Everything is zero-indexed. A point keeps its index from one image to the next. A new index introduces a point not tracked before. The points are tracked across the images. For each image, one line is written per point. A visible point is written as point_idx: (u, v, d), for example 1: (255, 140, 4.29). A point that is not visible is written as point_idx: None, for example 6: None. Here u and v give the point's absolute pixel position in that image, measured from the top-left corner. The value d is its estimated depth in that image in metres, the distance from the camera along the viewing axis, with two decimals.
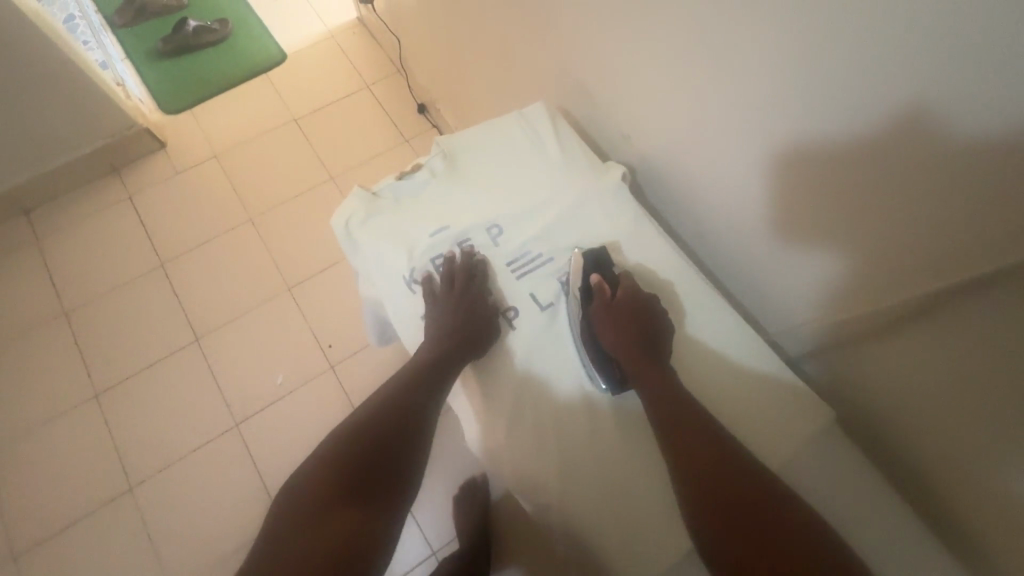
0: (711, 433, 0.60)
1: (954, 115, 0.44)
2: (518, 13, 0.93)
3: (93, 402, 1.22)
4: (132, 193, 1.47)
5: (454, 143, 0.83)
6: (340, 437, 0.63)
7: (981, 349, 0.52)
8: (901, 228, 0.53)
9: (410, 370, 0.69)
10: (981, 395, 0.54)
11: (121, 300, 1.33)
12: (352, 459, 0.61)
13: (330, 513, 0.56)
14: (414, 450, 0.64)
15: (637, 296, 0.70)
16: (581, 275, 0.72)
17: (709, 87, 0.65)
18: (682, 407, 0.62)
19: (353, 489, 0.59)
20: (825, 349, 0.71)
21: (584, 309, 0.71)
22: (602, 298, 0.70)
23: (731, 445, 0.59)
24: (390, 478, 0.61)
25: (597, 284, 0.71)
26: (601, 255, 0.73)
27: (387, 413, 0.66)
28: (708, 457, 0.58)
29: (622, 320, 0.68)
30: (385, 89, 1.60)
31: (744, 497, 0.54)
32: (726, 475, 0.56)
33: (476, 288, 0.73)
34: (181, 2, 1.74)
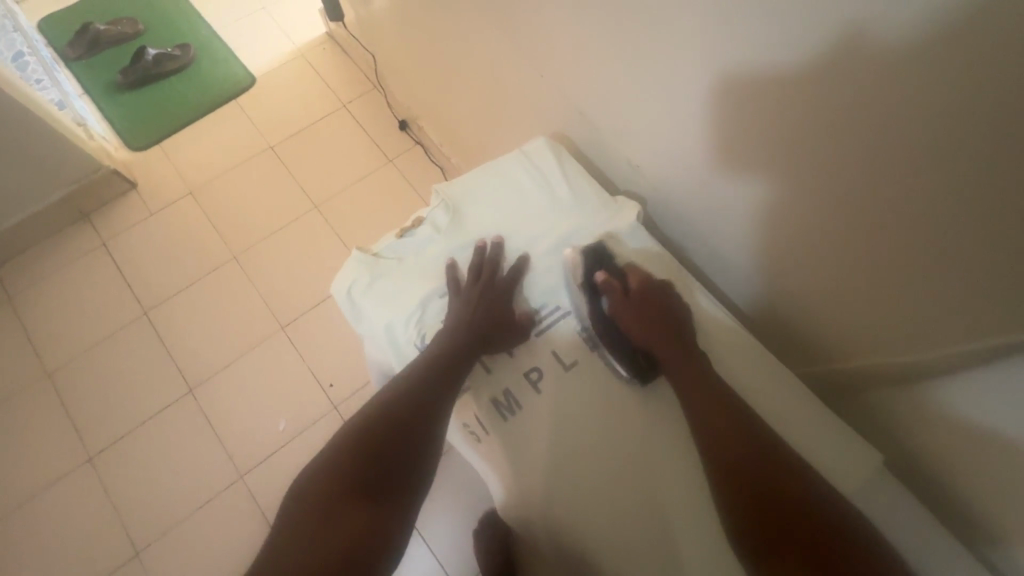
0: (760, 459, 0.53)
1: (982, 147, 0.40)
2: (500, 33, 0.88)
3: (87, 466, 1.17)
4: (106, 239, 1.39)
5: (454, 191, 0.79)
6: (348, 433, 0.59)
7: (994, 364, 0.49)
8: (930, 254, 0.49)
9: (420, 361, 0.65)
10: (1003, 410, 0.51)
11: (106, 355, 1.27)
12: (360, 459, 0.56)
13: (335, 515, 0.52)
14: (424, 452, 0.59)
15: (651, 288, 0.68)
16: (584, 272, 0.70)
17: (712, 116, 0.61)
18: (728, 430, 0.55)
19: (361, 491, 0.54)
20: (856, 385, 0.67)
21: (597, 307, 0.68)
22: (616, 292, 0.68)
23: (784, 471, 0.52)
24: (403, 473, 0.57)
25: (605, 281, 0.68)
26: (599, 250, 0.71)
27: (401, 402, 0.61)
28: (751, 488, 0.52)
29: (637, 310, 0.66)
30: (363, 107, 1.54)
31: (788, 536, 0.49)
32: (760, 479, 0.52)
33: (507, 285, 0.71)
34: (137, 29, 1.65)
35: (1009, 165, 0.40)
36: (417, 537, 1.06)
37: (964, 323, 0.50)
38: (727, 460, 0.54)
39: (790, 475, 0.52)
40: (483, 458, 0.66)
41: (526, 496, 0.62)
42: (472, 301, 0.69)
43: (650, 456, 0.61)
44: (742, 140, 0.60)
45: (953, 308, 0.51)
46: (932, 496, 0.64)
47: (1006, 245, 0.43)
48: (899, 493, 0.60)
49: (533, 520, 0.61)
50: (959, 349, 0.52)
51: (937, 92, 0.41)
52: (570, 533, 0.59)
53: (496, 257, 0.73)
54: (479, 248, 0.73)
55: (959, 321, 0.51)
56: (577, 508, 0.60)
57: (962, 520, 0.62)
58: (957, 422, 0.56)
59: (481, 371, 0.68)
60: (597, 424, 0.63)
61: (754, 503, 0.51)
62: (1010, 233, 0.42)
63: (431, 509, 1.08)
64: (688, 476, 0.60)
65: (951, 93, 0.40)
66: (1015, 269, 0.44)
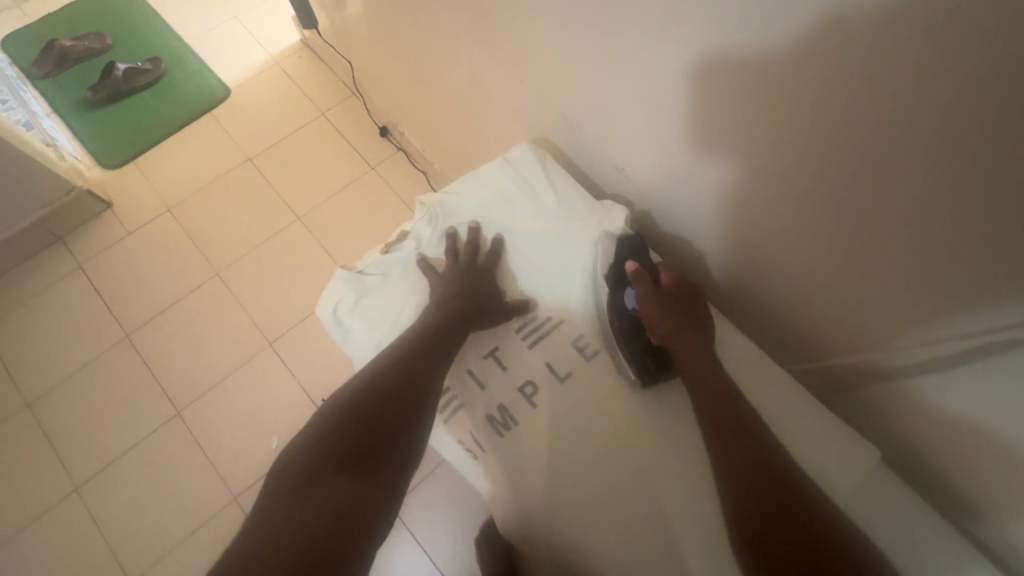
0: (767, 469, 0.52)
1: (967, 137, 0.40)
2: (477, 37, 0.87)
3: (74, 496, 1.14)
4: (83, 261, 1.36)
5: (438, 201, 0.78)
6: (332, 411, 0.56)
7: (986, 352, 0.49)
8: (919, 246, 0.49)
9: (403, 340, 0.64)
10: (998, 396, 0.51)
11: (89, 381, 1.24)
12: (346, 434, 0.54)
13: (320, 485, 0.49)
14: (414, 429, 0.57)
15: (685, 287, 0.66)
16: (614, 260, 0.69)
17: (694, 114, 0.60)
18: (733, 439, 0.55)
19: (347, 465, 0.51)
20: (848, 382, 0.67)
21: (620, 300, 0.67)
22: (646, 288, 0.66)
23: (788, 483, 0.52)
24: (392, 443, 0.55)
25: (636, 271, 0.67)
26: (636, 241, 0.70)
27: (387, 375, 0.60)
28: (759, 500, 0.51)
29: (669, 303, 0.65)
30: (342, 115, 1.51)
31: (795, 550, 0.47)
32: (758, 478, 0.52)
33: (487, 264, 0.73)
34: (105, 44, 1.61)
35: (1007, 159, 0.39)
36: (416, 550, 1.05)
37: (958, 320, 0.50)
38: (734, 470, 0.53)
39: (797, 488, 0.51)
40: (482, 474, 0.64)
41: (527, 512, 0.61)
42: (453, 281, 0.70)
43: (652, 464, 0.60)
44: (728, 142, 0.59)
45: (950, 304, 0.50)
46: (934, 490, 0.64)
47: (1004, 240, 0.43)
48: (901, 488, 0.59)
49: (535, 536, 0.60)
50: (956, 345, 0.51)
51: (929, 88, 0.40)
52: (574, 548, 0.58)
53: (474, 240, 0.74)
54: (451, 235, 0.74)
55: (953, 317, 0.51)
56: (580, 521, 0.59)
57: (965, 513, 0.61)
58: (951, 411, 0.56)
59: (475, 388, 0.67)
60: (596, 434, 0.62)
61: (767, 512, 0.50)
62: (1009, 227, 0.42)
63: (429, 520, 1.07)
64: (692, 483, 0.59)
65: (943, 89, 0.39)
66: (1004, 255, 0.43)
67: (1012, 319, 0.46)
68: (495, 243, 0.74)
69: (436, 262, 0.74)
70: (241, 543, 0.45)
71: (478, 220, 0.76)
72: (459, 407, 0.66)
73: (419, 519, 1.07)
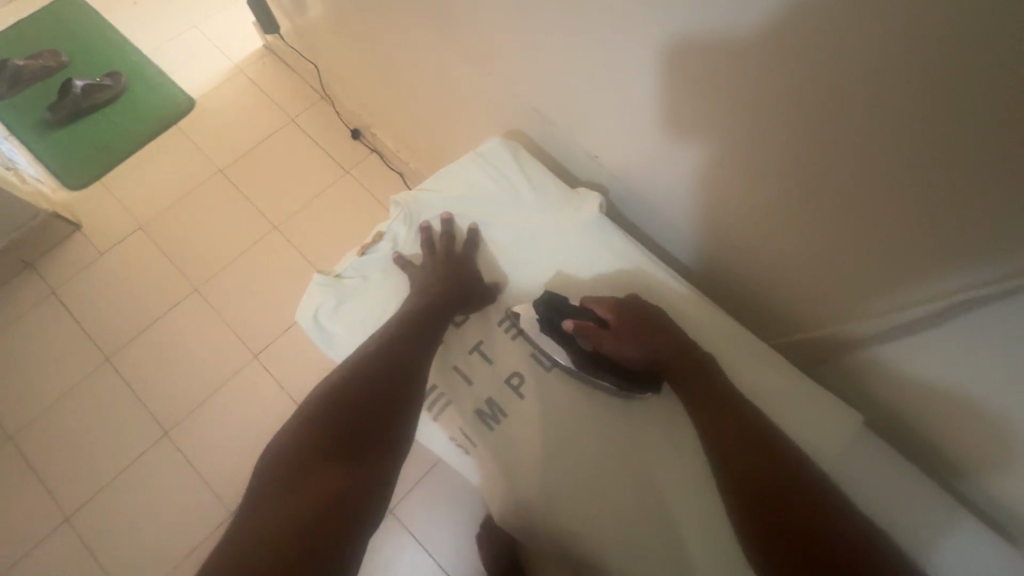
0: (761, 446, 0.54)
1: (927, 99, 0.41)
2: (441, 31, 0.86)
3: (65, 526, 1.11)
4: (55, 287, 1.32)
5: (412, 197, 0.78)
6: (319, 403, 0.56)
7: (957, 309, 0.50)
8: (888, 210, 0.50)
9: (385, 331, 0.64)
10: (972, 352, 0.52)
11: (71, 408, 1.21)
12: (335, 425, 0.53)
13: (312, 475, 0.49)
14: (403, 418, 0.57)
15: (625, 309, 0.63)
16: (550, 328, 0.64)
17: (659, 93, 0.60)
18: (727, 417, 0.56)
19: (336, 457, 0.51)
20: (826, 351, 0.68)
21: (581, 354, 0.63)
22: (592, 333, 0.62)
23: (785, 477, 0.51)
24: (382, 431, 0.55)
25: (575, 328, 0.63)
26: (553, 298, 0.65)
27: (372, 365, 0.60)
28: (753, 474, 0.52)
29: (619, 340, 0.62)
30: (312, 119, 1.49)
31: (797, 550, 0.47)
32: (752, 445, 0.54)
33: (464, 255, 0.72)
34: (61, 61, 1.56)
35: (973, 122, 0.40)
36: (419, 551, 1.05)
37: (933, 284, 0.51)
38: (722, 454, 0.54)
39: (788, 474, 0.51)
40: (476, 470, 0.65)
41: (524, 504, 0.61)
42: (431, 275, 0.70)
43: (644, 448, 0.61)
44: (698, 122, 0.59)
45: (927, 270, 0.51)
46: (920, 452, 0.65)
47: (975, 203, 0.43)
48: (887, 450, 0.60)
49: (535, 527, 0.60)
50: (932, 307, 0.52)
51: (894, 55, 0.40)
52: (574, 538, 0.59)
53: (449, 232, 0.74)
54: (425, 230, 0.74)
55: (931, 282, 0.51)
56: (579, 511, 0.59)
57: (950, 471, 0.63)
58: (928, 369, 0.57)
59: (462, 383, 0.67)
60: (587, 423, 0.63)
61: (764, 477, 0.51)
62: (980, 191, 0.43)
63: (430, 520, 1.07)
64: (684, 462, 0.60)
65: (909, 56, 0.40)
66: (969, 214, 0.44)
67: (985, 279, 0.47)
68: (471, 234, 0.74)
69: (413, 259, 0.74)
70: (233, 538, 0.45)
71: (451, 213, 0.76)
72: (448, 404, 0.66)
73: (420, 520, 1.07)
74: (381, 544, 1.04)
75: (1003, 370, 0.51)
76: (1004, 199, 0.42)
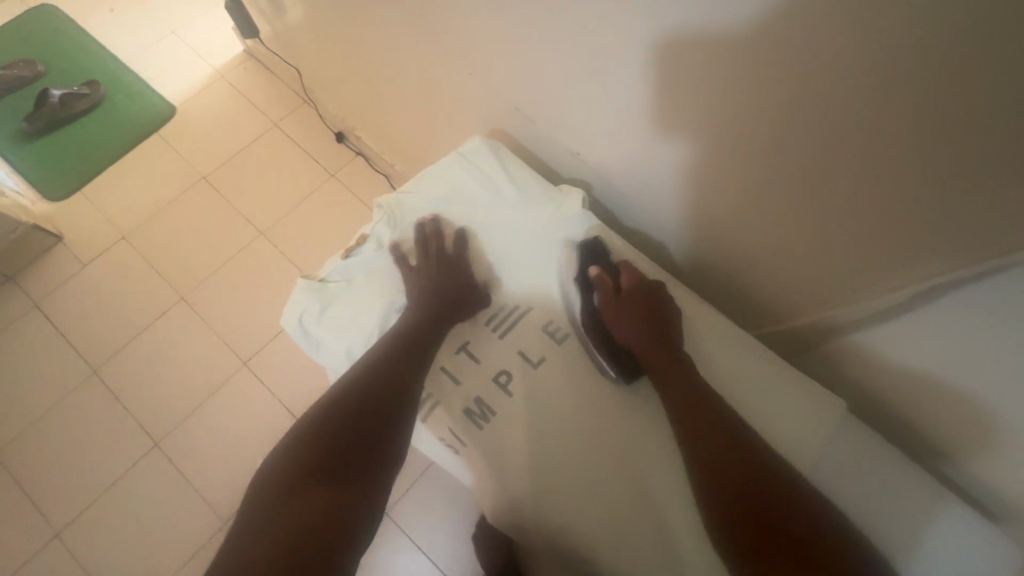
0: (734, 440, 0.55)
1: (899, 84, 0.41)
2: (422, 32, 0.86)
3: (55, 542, 1.10)
4: (38, 300, 1.30)
5: (395, 200, 0.77)
6: (313, 416, 0.56)
7: (930, 294, 0.52)
8: (866, 197, 0.51)
9: (382, 343, 0.64)
10: (944, 337, 0.54)
11: (58, 422, 1.19)
12: (327, 439, 0.54)
13: (303, 494, 0.49)
14: (398, 429, 0.57)
15: (642, 286, 0.66)
16: (580, 268, 0.70)
17: (640, 86, 0.61)
18: (703, 412, 0.57)
19: (329, 474, 0.51)
20: (807, 339, 0.69)
21: (587, 303, 0.68)
22: (605, 289, 0.67)
23: (768, 478, 0.52)
24: (377, 446, 0.55)
25: (597, 276, 0.68)
26: (596, 246, 0.70)
27: (368, 377, 0.60)
28: (729, 468, 0.53)
29: (627, 308, 0.66)
30: (295, 124, 1.48)
31: (778, 540, 0.48)
32: (728, 440, 0.55)
33: (459, 258, 0.72)
34: (37, 71, 1.54)
35: (942, 107, 0.40)
36: (417, 553, 1.05)
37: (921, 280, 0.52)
38: (703, 448, 0.55)
39: (765, 466, 0.53)
40: (467, 469, 0.65)
41: (516, 501, 0.61)
42: (430, 276, 0.70)
43: (632, 441, 0.62)
44: (677, 115, 0.60)
45: (913, 261, 0.52)
46: (903, 437, 0.66)
47: (952, 190, 0.44)
48: (870, 434, 0.61)
49: (529, 524, 0.60)
50: (908, 294, 0.54)
51: (866, 43, 0.41)
52: (567, 534, 0.59)
53: (439, 232, 0.74)
54: (421, 228, 0.74)
55: (917, 273, 0.52)
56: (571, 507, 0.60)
57: (935, 454, 0.64)
58: (904, 354, 0.59)
59: (450, 383, 0.67)
60: (577, 419, 0.63)
61: (741, 470, 0.53)
62: (956, 179, 0.43)
63: (426, 522, 1.07)
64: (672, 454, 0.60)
65: (879, 44, 0.40)
66: (943, 198, 0.45)
67: (956, 268, 0.49)
68: (461, 234, 0.74)
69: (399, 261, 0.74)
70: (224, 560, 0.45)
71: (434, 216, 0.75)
72: (436, 404, 0.66)
73: (416, 523, 1.07)
74: (379, 549, 1.04)
75: (977, 354, 0.52)
76: (979, 186, 0.43)
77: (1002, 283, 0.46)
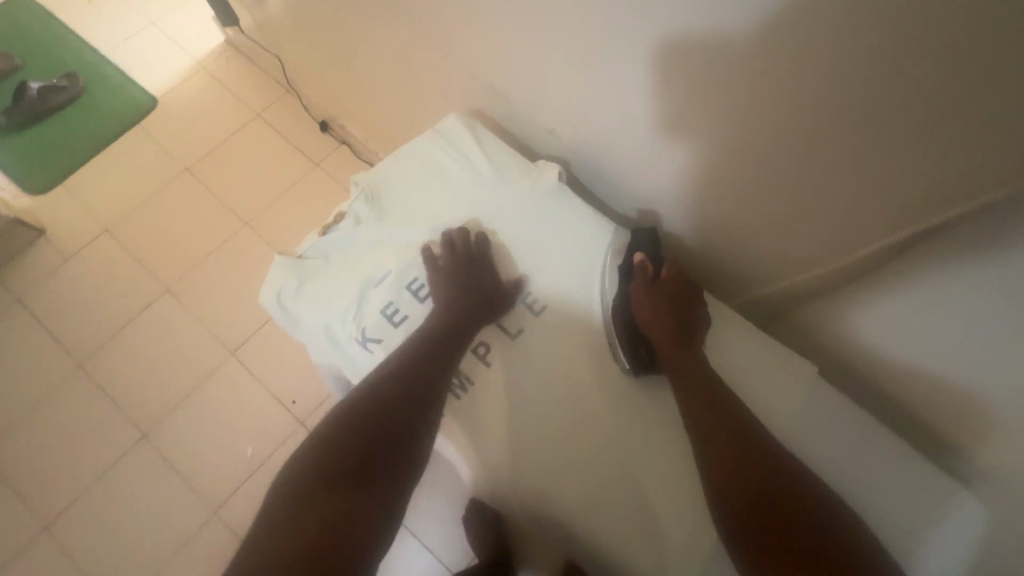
0: (729, 417, 0.57)
1: (858, 43, 0.43)
2: (399, 13, 0.85)
3: (44, 535, 1.10)
4: (20, 295, 1.29)
5: (372, 179, 0.77)
6: (341, 417, 0.57)
7: (893, 258, 0.55)
8: (833, 160, 0.52)
9: (409, 346, 0.64)
10: (899, 297, 0.57)
11: (44, 417, 1.19)
12: (351, 442, 0.54)
13: (326, 496, 0.50)
14: (419, 436, 0.58)
15: (682, 282, 0.68)
16: (624, 255, 0.71)
17: (614, 58, 0.61)
18: (705, 392, 0.59)
19: (351, 477, 0.52)
20: (779, 309, 0.72)
21: (623, 288, 0.69)
22: (644, 278, 0.68)
23: (750, 448, 0.55)
24: (399, 452, 0.56)
25: (641, 263, 0.69)
26: (647, 238, 0.72)
27: (393, 382, 0.60)
28: (724, 441, 0.55)
29: (666, 297, 0.67)
30: (278, 114, 1.47)
31: (764, 505, 0.51)
32: (724, 419, 0.57)
33: (484, 258, 0.71)
34: (14, 64, 1.52)
35: (898, 64, 0.42)
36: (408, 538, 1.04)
37: (908, 257, 0.53)
38: (703, 426, 0.57)
39: (754, 440, 0.55)
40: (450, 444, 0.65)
41: (498, 473, 0.62)
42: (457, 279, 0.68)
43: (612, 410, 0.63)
44: (649, 85, 0.60)
45: (920, 252, 0.52)
46: (890, 413, 0.68)
47: (912, 149, 0.46)
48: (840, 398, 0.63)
49: (511, 496, 0.61)
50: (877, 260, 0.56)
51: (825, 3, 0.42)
52: (549, 504, 0.60)
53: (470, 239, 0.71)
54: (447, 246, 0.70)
55: (921, 263, 0.53)
56: (560, 479, 0.60)
57: (907, 417, 0.66)
58: (874, 320, 0.61)
59: None
60: (558, 389, 0.65)
61: (735, 443, 0.55)
62: (920, 138, 0.45)
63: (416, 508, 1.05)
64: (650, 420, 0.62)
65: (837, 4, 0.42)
66: (904, 156, 0.47)
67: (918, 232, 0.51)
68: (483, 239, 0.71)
69: (375, 238, 0.74)
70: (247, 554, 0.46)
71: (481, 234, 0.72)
72: None
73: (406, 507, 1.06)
74: None
75: (942, 322, 0.55)
76: (937, 143, 0.44)
77: (1005, 272, 0.47)
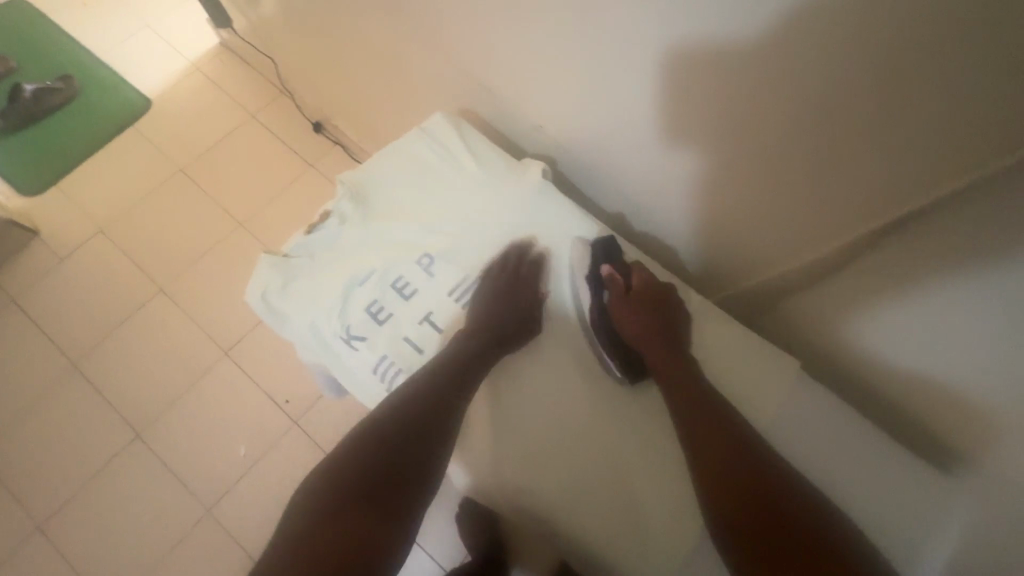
0: (715, 415, 0.58)
1: (831, 38, 0.43)
2: (389, 13, 0.86)
3: (38, 534, 1.10)
4: (15, 295, 1.30)
5: (358, 177, 0.78)
6: (361, 437, 0.57)
7: (875, 254, 0.55)
8: (812, 154, 0.53)
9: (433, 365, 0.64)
10: (883, 294, 0.57)
11: (38, 416, 1.19)
12: (367, 464, 0.55)
13: (340, 519, 0.51)
14: (437, 460, 0.57)
15: (652, 286, 0.68)
16: (591, 267, 0.70)
17: (597, 56, 0.62)
18: (694, 392, 0.60)
19: (366, 501, 0.52)
20: (765, 306, 0.72)
21: (597, 302, 0.69)
22: (616, 289, 0.68)
23: (733, 442, 0.55)
24: (416, 475, 0.56)
25: (609, 276, 0.69)
26: (610, 245, 0.70)
27: (415, 404, 0.60)
28: (708, 438, 0.56)
29: (638, 309, 0.67)
30: (272, 115, 1.47)
31: (747, 499, 0.51)
32: (709, 416, 0.58)
33: (529, 278, 0.71)
34: (9, 66, 1.53)
35: (871, 58, 0.42)
36: None
37: (888, 253, 0.54)
38: (691, 425, 0.58)
39: (738, 434, 0.56)
40: None
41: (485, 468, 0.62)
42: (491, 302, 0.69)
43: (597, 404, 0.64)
44: (631, 82, 0.61)
45: (906, 252, 0.52)
46: (881, 413, 0.68)
47: (888, 143, 0.47)
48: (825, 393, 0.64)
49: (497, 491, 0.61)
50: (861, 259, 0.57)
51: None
52: (535, 500, 0.60)
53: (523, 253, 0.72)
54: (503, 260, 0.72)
55: (901, 260, 0.53)
56: (545, 474, 0.61)
57: (892, 413, 0.66)
58: (859, 319, 0.62)
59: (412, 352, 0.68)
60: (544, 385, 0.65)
61: (720, 440, 0.56)
62: (895, 132, 0.45)
63: None
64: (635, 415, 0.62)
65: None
66: (881, 150, 0.48)
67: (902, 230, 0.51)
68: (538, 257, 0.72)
69: (360, 236, 0.74)
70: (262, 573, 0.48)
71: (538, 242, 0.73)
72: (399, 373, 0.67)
73: None
74: None
75: (923, 317, 0.55)
76: (912, 137, 0.45)
77: (998, 274, 0.47)
